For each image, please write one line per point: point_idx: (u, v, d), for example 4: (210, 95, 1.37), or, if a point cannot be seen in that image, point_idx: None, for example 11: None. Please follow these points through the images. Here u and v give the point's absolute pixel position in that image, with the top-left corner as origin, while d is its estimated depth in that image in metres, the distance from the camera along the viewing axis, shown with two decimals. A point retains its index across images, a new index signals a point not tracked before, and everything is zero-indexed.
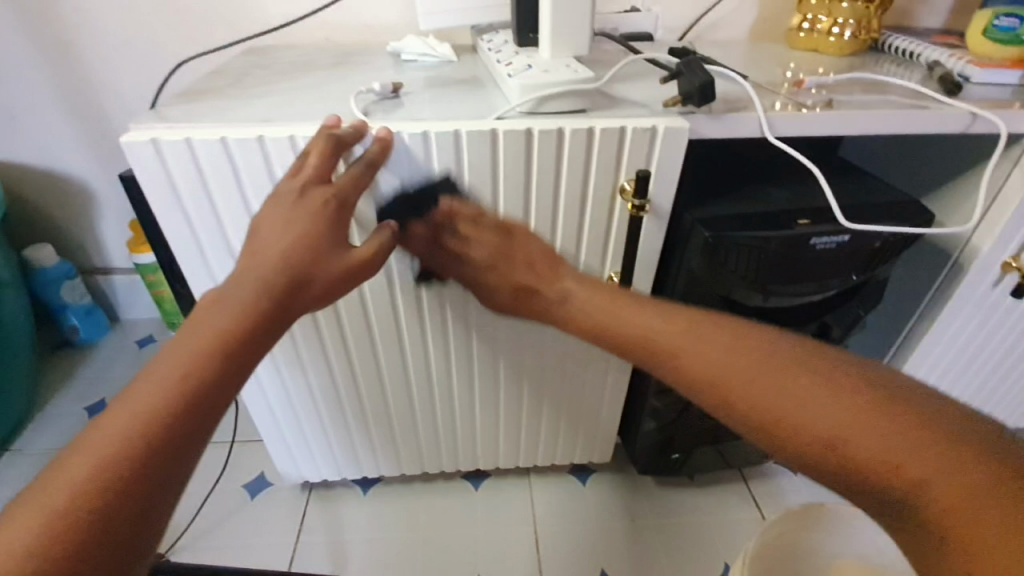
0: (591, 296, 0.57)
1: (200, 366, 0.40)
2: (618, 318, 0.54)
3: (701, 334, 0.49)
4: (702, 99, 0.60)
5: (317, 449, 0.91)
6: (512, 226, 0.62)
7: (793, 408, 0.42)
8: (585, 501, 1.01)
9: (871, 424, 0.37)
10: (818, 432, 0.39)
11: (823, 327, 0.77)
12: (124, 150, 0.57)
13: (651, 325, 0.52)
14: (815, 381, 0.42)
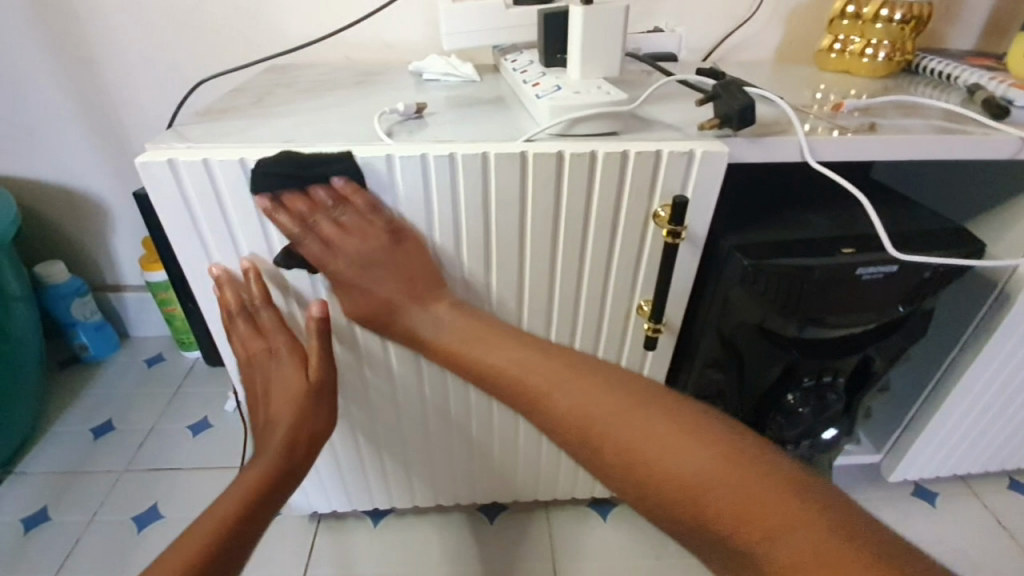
0: (524, 357, 0.56)
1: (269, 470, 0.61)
2: (503, 359, 0.56)
3: (605, 396, 0.51)
4: (742, 122, 0.57)
5: (328, 479, 0.87)
6: (403, 228, 0.59)
7: (651, 456, 0.46)
8: (606, 537, 0.96)
9: (732, 477, 0.42)
10: (675, 478, 0.44)
11: (864, 360, 0.73)
12: (139, 169, 0.54)
13: (530, 368, 0.55)
14: (690, 440, 0.45)
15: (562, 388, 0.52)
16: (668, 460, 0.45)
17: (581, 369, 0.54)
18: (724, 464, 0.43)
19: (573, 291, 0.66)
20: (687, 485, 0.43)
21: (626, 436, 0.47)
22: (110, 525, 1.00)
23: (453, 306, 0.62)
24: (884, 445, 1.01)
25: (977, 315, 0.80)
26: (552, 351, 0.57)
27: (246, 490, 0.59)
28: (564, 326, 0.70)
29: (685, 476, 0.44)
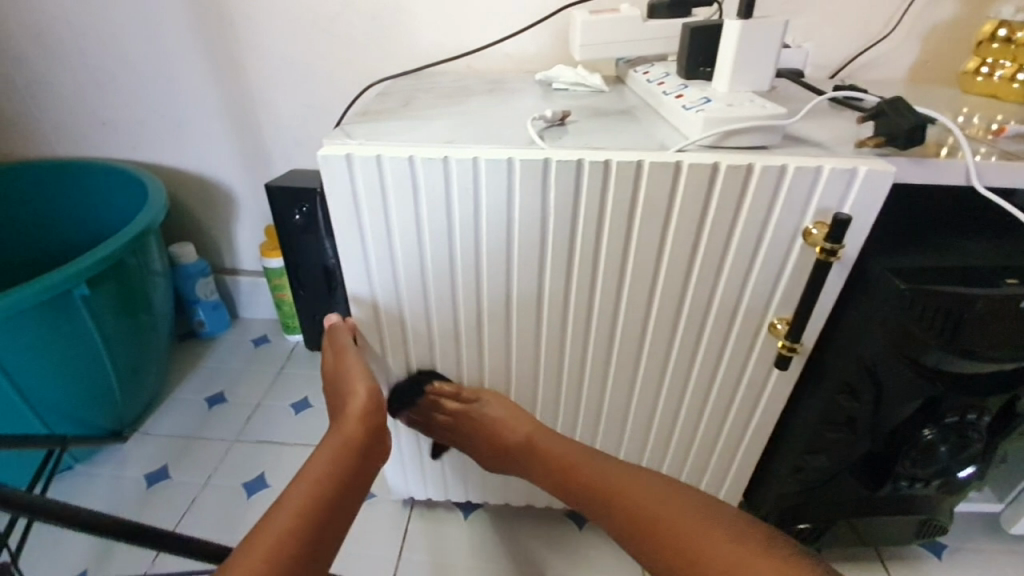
0: (554, 440, 0.72)
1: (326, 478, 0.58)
2: (553, 447, 0.72)
3: (599, 462, 0.67)
4: (910, 141, 0.55)
5: (429, 468, 0.90)
6: (473, 407, 0.76)
7: (695, 540, 0.54)
8: None
9: (710, 529, 0.54)
10: (710, 556, 0.52)
11: (1013, 401, 0.68)
12: (319, 162, 0.60)
13: (572, 457, 0.70)
14: (709, 523, 0.55)
15: (569, 454, 0.70)
16: (644, 510, 0.60)
17: (595, 460, 0.68)
18: (692, 513, 0.57)
19: (706, 303, 0.66)
20: (671, 538, 0.56)
21: (621, 494, 0.63)
22: (222, 489, 1.07)
23: (502, 404, 0.75)
24: (1010, 494, 0.93)
25: None
26: (597, 453, 0.70)
27: (293, 507, 0.53)
28: (689, 338, 0.69)
29: (671, 530, 0.56)
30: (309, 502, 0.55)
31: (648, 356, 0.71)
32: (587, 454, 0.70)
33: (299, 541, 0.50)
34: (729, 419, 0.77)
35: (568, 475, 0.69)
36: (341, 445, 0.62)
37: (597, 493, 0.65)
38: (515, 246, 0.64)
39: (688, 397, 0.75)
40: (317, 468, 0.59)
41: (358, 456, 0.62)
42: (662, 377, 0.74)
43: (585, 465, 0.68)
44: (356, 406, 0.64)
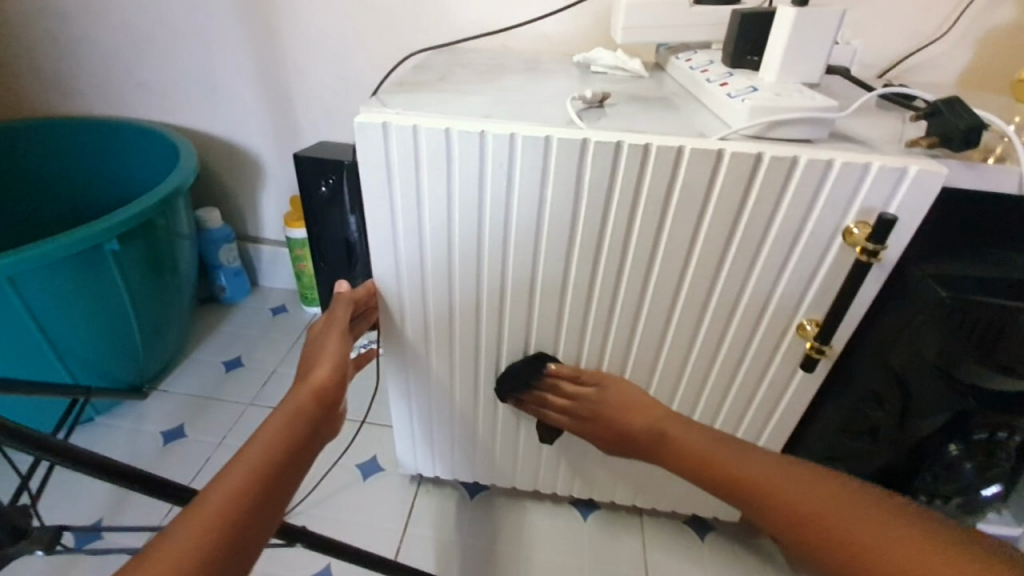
0: (687, 431, 0.62)
1: (284, 433, 0.51)
2: (680, 429, 0.63)
3: (760, 454, 0.55)
4: (964, 144, 0.53)
5: (439, 444, 0.91)
6: (607, 379, 0.72)
7: (818, 510, 0.47)
8: (700, 558, 0.93)
9: (860, 514, 0.45)
10: (844, 535, 0.44)
11: None
12: (355, 129, 0.59)
13: (698, 440, 0.60)
14: (826, 493, 0.47)
15: (706, 446, 0.59)
16: (795, 496, 0.49)
17: (704, 429, 0.62)
18: (848, 507, 0.46)
19: (734, 297, 0.64)
20: (819, 515, 0.46)
21: (776, 482, 0.51)
22: (235, 451, 1.09)
23: (677, 421, 0.64)
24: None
25: None
26: (691, 423, 0.63)
27: (239, 478, 0.45)
28: (714, 332, 0.68)
29: (827, 512, 0.46)
30: (254, 473, 0.46)
31: (670, 347, 0.70)
32: (736, 442, 0.58)
33: (238, 513, 0.43)
34: (747, 418, 0.76)
35: (712, 463, 0.57)
36: (292, 414, 0.54)
37: (739, 472, 0.54)
38: (546, 227, 0.63)
39: (708, 392, 0.74)
40: (272, 425, 0.52)
41: (318, 414, 0.56)
42: (683, 370, 0.73)
43: (739, 462, 0.55)
44: (320, 372, 0.60)
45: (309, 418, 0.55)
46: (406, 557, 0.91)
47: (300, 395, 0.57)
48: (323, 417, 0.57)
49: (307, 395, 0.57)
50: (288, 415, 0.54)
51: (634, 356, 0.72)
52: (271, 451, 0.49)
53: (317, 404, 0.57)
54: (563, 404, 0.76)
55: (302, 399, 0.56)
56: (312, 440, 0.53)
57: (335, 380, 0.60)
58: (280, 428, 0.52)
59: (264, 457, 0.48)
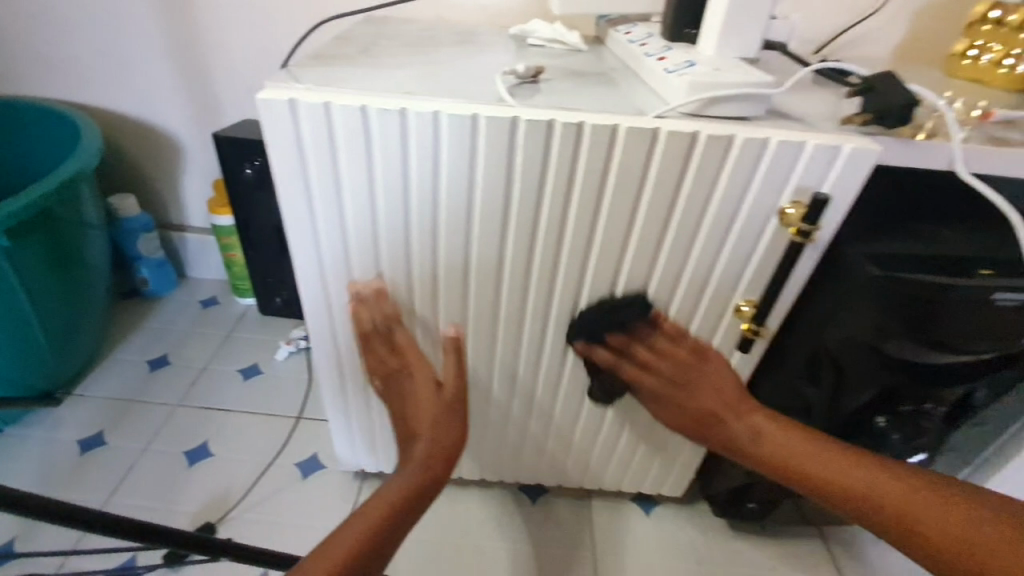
0: (400, 490, 0.55)
1: (391, 496, 0.54)
2: (399, 495, 0.56)
3: (862, 471, 0.51)
4: (897, 121, 0.52)
5: (381, 439, 0.87)
6: (704, 350, 0.63)
7: (895, 497, 0.49)
8: (645, 534, 0.92)
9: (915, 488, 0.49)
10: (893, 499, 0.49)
11: (970, 393, 0.66)
12: (259, 106, 0.53)
13: (397, 488, 0.55)
14: (895, 480, 0.50)
15: (404, 504, 0.54)
16: (903, 498, 0.49)
17: (414, 485, 0.56)
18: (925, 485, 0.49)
19: (673, 281, 0.63)
20: (925, 531, 0.47)
21: (904, 507, 0.48)
22: (163, 456, 1.01)
23: (767, 414, 0.59)
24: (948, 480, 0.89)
25: None
26: (430, 469, 0.58)
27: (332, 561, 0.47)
28: None
29: (907, 508, 0.48)
30: (348, 555, 0.48)
31: None
32: (851, 458, 0.52)
33: None
34: None
35: (836, 481, 0.52)
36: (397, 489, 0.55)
37: (847, 485, 0.51)
38: (477, 213, 0.59)
39: None
40: (376, 498, 0.54)
41: (432, 472, 0.58)
42: None
43: (841, 476, 0.52)
44: (450, 436, 0.61)
45: (428, 481, 0.57)
46: None
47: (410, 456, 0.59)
48: (439, 477, 0.58)
49: (421, 453, 0.59)
50: (405, 478, 0.56)
51: (575, 343, 0.70)
52: (362, 537, 0.50)
53: (440, 464, 0.59)
54: (617, 350, 0.65)
55: (419, 460, 0.58)
56: (421, 502, 0.56)
57: (454, 433, 0.61)
58: (391, 491, 0.55)
59: (378, 523, 0.52)
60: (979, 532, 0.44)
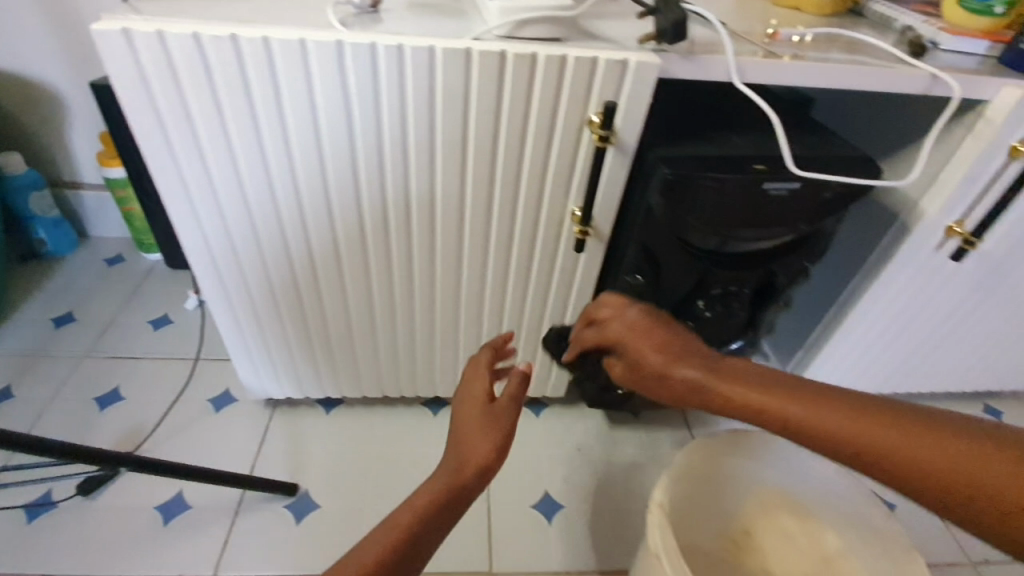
0: (476, 434, 0.52)
1: (432, 508, 0.47)
2: (454, 441, 0.52)
3: (895, 431, 0.42)
4: (675, 37, 0.61)
5: (281, 364, 0.94)
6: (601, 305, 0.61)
7: (903, 442, 0.42)
8: (535, 430, 1.03)
9: (932, 437, 0.42)
10: (922, 457, 0.41)
11: (769, 277, 0.77)
12: (93, 36, 0.56)
13: (475, 451, 0.51)
14: (902, 420, 0.43)
15: (457, 455, 0.51)
16: (907, 443, 0.42)
17: (465, 437, 0.52)
18: (926, 432, 0.42)
19: (511, 192, 0.71)
20: (950, 480, 0.40)
21: (864, 425, 0.43)
22: (74, 403, 1.05)
23: (711, 356, 0.52)
24: (788, 363, 1.04)
25: (879, 245, 0.83)
26: (492, 419, 0.53)
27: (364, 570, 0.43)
28: (503, 227, 0.75)
29: (930, 461, 0.41)
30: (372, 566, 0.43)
31: (469, 244, 0.76)
32: (886, 412, 0.44)
33: None
34: (550, 303, 0.86)
35: (871, 444, 0.43)
36: (436, 490, 0.48)
37: (854, 443, 0.43)
38: (323, 135, 0.64)
39: (511, 283, 0.82)
40: (423, 496, 0.48)
41: (478, 483, 0.50)
42: (485, 266, 0.80)
43: (868, 432, 0.43)
44: (478, 440, 0.51)
45: (467, 491, 0.49)
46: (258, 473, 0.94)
47: (460, 455, 0.51)
48: (483, 485, 0.50)
49: (467, 457, 0.50)
50: (434, 484, 0.48)
51: (439, 256, 0.78)
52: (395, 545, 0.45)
53: (472, 472, 0.49)
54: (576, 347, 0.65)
55: (455, 466, 0.50)
56: (460, 511, 0.49)
57: (501, 441, 0.52)
58: (423, 499, 0.47)
59: (398, 540, 0.45)
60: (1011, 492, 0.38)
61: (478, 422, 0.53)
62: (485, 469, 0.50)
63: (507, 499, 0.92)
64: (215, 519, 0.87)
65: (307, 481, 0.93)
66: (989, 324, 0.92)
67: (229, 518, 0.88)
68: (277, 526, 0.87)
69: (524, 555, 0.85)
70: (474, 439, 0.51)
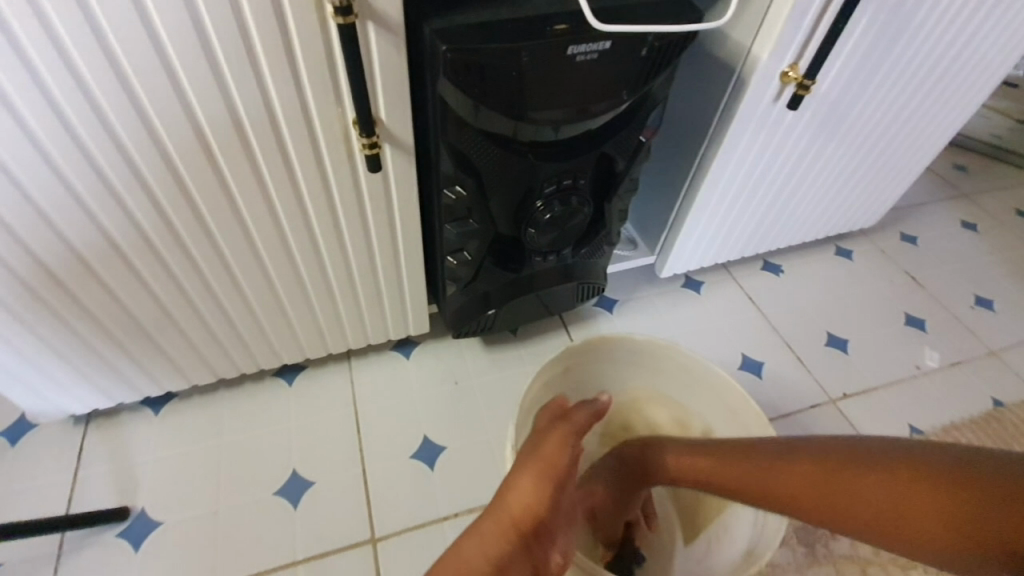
0: (552, 448, 0.47)
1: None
2: (528, 456, 0.47)
3: (795, 463, 0.47)
4: None
5: (63, 375, 0.75)
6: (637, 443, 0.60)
7: (852, 493, 0.42)
8: (407, 375, 0.93)
9: (877, 482, 0.41)
10: (889, 503, 0.40)
11: (604, 159, 0.69)
12: None
13: (555, 464, 0.45)
14: (879, 473, 0.42)
15: (530, 462, 0.46)
16: (872, 494, 0.41)
17: (544, 452, 0.47)
18: (900, 478, 0.40)
19: (264, 107, 0.55)
20: (872, 507, 0.41)
21: (835, 484, 0.44)
22: None
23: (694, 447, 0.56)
24: (656, 246, 1.01)
25: (720, 103, 0.78)
26: (567, 441, 0.48)
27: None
28: (273, 154, 0.59)
29: (858, 496, 0.42)
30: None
31: (238, 185, 0.61)
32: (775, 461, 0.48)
33: None
34: (373, 236, 0.73)
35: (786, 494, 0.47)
36: (526, 492, 0.42)
37: (788, 488, 0.46)
38: None
39: (316, 221, 0.68)
40: (517, 492, 0.42)
41: (530, 547, 0.40)
42: (273, 207, 0.65)
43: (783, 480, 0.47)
44: (525, 487, 0.43)
45: (520, 558, 0.39)
46: (81, 501, 0.79)
47: (504, 504, 0.42)
48: (535, 553, 0.41)
49: (513, 507, 0.41)
50: (484, 546, 0.39)
51: (206, 207, 0.61)
52: (496, 550, 0.39)
53: (523, 531, 0.40)
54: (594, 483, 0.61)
55: (500, 523, 0.41)
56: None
57: (553, 495, 0.43)
58: (474, 565, 0.38)
59: (496, 558, 0.39)
60: (951, 503, 0.37)
61: (560, 444, 0.48)
62: (565, 480, 0.45)
63: (383, 454, 0.85)
64: (32, 572, 0.73)
65: (142, 499, 0.79)
66: (827, 169, 0.95)
67: (48, 567, 0.73)
68: (113, 559, 0.74)
69: (407, 510, 0.80)
70: (558, 456, 0.46)
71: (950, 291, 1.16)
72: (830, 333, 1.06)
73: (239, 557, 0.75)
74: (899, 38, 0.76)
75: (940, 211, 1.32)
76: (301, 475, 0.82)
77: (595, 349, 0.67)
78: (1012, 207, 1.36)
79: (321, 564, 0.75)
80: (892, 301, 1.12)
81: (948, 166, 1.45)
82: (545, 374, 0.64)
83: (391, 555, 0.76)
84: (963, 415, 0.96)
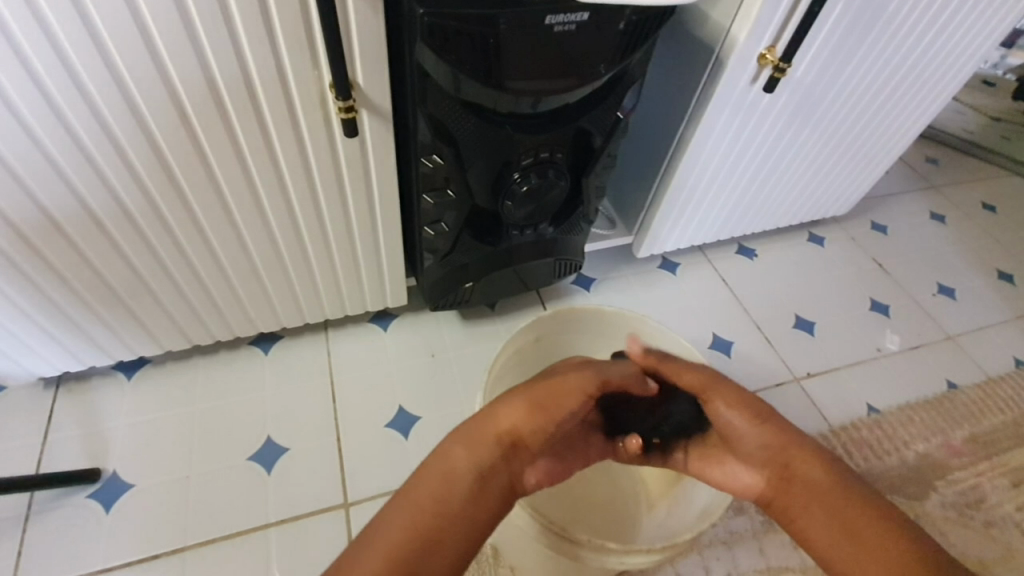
0: (557, 388, 0.46)
1: (470, 480, 0.39)
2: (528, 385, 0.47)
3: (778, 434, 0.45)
4: None
5: (32, 339, 0.74)
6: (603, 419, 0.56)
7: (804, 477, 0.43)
8: (384, 346, 0.94)
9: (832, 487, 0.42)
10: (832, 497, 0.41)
11: (581, 134, 0.70)
12: None
13: (562, 403, 0.46)
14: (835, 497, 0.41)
15: (532, 391, 0.46)
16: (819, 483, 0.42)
17: (544, 386, 0.47)
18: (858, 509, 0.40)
19: (240, 71, 0.55)
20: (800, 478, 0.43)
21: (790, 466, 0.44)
22: None
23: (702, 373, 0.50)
24: (634, 227, 1.02)
25: (699, 81, 0.78)
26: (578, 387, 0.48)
27: (444, 480, 0.39)
28: (249, 120, 0.59)
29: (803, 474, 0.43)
30: (452, 482, 0.39)
31: (213, 149, 0.60)
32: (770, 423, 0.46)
33: (433, 514, 0.37)
34: (350, 205, 0.73)
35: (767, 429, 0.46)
36: (516, 413, 0.43)
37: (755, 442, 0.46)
38: None
39: (293, 188, 0.68)
40: (506, 413, 0.44)
41: (509, 460, 0.42)
42: (249, 173, 0.64)
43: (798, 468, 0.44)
44: (509, 406, 0.44)
45: (498, 470, 0.41)
46: (52, 464, 0.78)
47: (491, 420, 0.43)
48: (513, 464, 0.42)
49: (493, 425, 0.43)
50: (468, 451, 0.41)
51: (181, 171, 0.61)
52: (480, 462, 0.40)
53: (506, 443, 0.42)
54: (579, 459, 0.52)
55: (486, 433, 0.42)
56: (498, 500, 0.40)
57: (542, 422, 0.44)
58: (460, 468, 0.40)
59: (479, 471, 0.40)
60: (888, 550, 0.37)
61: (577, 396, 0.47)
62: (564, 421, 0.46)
63: (358, 422, 0.86)
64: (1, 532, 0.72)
65: (115, 461, 0.79)
66: (802, 154, 0.96)
67: (18, 527, 0.73)
68: (84, 520, 0.74)
69: (380, 476, 0.81)
70: (559, 394, 0.46)
71: (915, 279, 1.20)
72: (799, 316, 1.09)
73: (212, 519, 0.76)
74: (875, 24, 0.77)
75: (911, 202, 1.36)
76: (275, 442, 0.83)
77: (567, 320, 0.69)
78: (980, 200, 1.41)
79: (293, 526, 0.76)
80: (860, 287, 1.16)
81: (922, 158, 1.48)
82: (513, 342, 0.66)
83: (363, 519, 0.78)
84: (918, 396, 1.00)
